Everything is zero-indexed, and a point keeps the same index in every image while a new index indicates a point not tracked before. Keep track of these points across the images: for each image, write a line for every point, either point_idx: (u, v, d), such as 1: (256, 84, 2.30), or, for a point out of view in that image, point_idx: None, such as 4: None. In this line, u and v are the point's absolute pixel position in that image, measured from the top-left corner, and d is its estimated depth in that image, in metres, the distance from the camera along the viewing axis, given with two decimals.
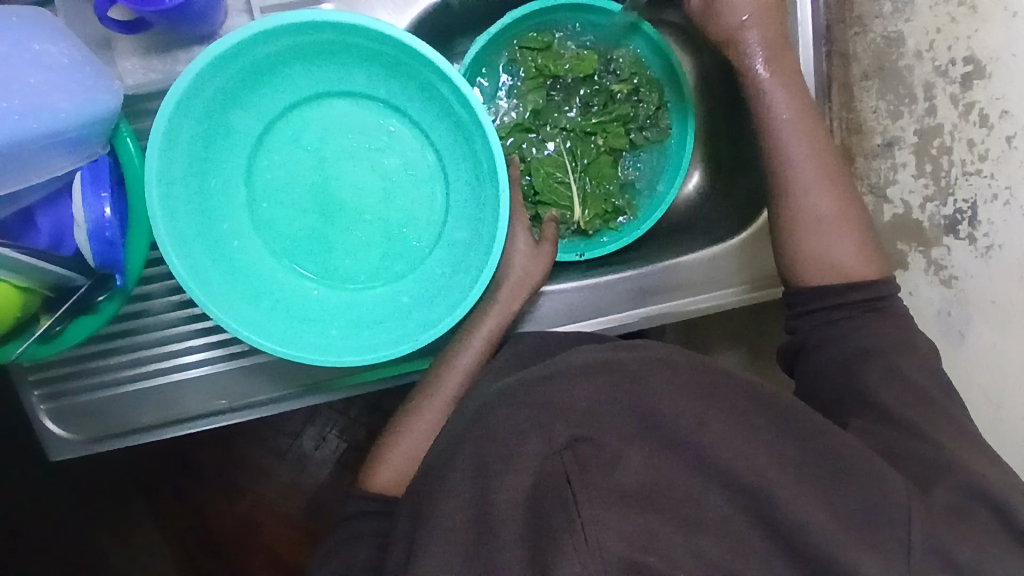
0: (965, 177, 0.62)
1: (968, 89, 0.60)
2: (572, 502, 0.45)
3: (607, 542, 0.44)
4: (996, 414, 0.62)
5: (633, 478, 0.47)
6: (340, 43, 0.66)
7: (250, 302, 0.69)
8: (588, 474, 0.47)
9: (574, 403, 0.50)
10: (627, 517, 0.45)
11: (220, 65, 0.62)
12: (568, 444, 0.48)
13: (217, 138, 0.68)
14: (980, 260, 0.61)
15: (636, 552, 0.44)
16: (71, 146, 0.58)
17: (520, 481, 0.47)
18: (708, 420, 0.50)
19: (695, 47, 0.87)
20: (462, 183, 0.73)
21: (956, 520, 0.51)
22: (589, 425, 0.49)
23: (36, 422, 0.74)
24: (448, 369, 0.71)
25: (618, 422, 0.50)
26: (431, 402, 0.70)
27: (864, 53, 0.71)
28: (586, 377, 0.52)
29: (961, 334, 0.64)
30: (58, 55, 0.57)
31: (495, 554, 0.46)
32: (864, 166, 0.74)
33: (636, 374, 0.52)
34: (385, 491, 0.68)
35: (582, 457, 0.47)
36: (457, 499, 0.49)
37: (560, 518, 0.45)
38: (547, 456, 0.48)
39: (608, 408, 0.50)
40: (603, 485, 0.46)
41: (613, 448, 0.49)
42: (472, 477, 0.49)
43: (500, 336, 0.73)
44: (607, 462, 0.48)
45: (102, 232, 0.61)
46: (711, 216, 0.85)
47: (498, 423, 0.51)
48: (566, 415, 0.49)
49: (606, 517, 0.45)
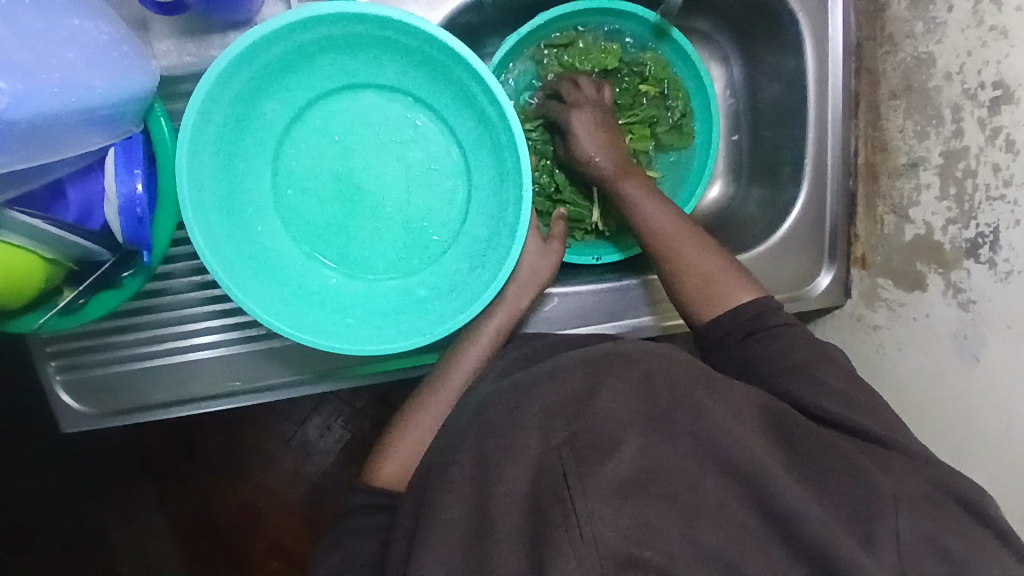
0: (988, 202, 0.62)
1: (996, 114, 0.60)
2: (566, 497, 0.46)
3: (605, 536, 0.44)
4: (1005, 438, 0.61)
5: (628, 467, 0.48)
6: (374, 35, 0.67)
7: (271, 286, 0.69)
8: (585, 467, 0.47)
9: (575, 391, 0.52)
10: (622, 512, 0.45)
11: (255, 51, 0.63)
12: (565, 441, 0.49)
13: (247, 123, 0.68)
14: (1000, 285, 0.61)
15: (633, 546, 0.44)
16: (104, 122, 0.59)
17: (520, 473, 0.49)
18: (706, 408, 0.52)
19: (724, 59, 0.88)
20: (485, 180, 0.74)
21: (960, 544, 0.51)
22: (587, 416, 0.50)
23: (51, 394, 0.75)
24: (458, 358, 0.72)
25: (617, 410, 0.50)
26: (437, 393, 0.70)
27: (893, 72, 0.72)
28: (589, 365, 0.54)
29: (975, 357, 0.63)
30: (95, 32, 0.58)
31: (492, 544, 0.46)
32: (886, 185, 0.74)
33: (639, 360, 0.54)
34: (390, 485, 0.66)
35: (579, 449, 0.48)
36: (459, 489, 0.50)
37: (557, 512, 0.46)
38: (544, 450, 0.49)
39: (609, 394, 0.51)
40: (600, 478, 0.47)
41: (611, 435, 0.49)
42: (479, 466, 0.50)
43: (507, 333, 0.74)
44: (604, 452, 0.48)
45: (132, 208, 0.62)
46: (728, 226, 0.86)
47: (512, 417, 0.52)
48: (568, 410, 0.51)
49: (602, 512, 0.45)
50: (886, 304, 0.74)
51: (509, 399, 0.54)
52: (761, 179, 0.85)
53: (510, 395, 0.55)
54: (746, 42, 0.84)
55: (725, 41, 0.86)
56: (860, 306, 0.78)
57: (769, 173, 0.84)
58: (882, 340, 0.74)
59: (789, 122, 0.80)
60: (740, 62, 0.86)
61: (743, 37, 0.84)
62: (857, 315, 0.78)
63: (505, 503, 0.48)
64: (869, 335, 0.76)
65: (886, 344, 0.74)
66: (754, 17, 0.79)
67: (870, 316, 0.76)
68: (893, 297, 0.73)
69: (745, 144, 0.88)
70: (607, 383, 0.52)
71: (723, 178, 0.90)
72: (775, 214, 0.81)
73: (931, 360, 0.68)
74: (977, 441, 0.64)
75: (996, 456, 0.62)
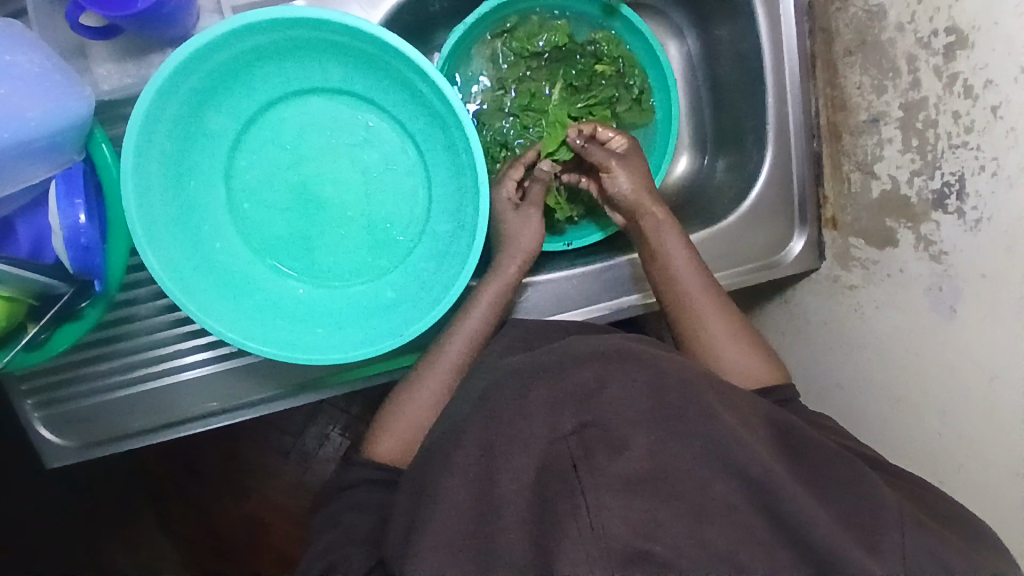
0: (951, 150, 0.60)
1: (951, 60, 0.59)
2: (577, 490, 0.46)
3: (610, 528, 0.44)
4: (989, 389, 0.60)
5: (638, 463, 0.47)
6: (312, 39, 0.66)
7: (235, 302, 0.69)
8: (594, 460, 0.47)
9: (586, 384, 0.51)
10: (631, 504, 0.45)
11: (191, 66, 0.62)
12: (575, 430, 0.49)
13: (193, 140, 0.67)
14: (970, 234, 0.60)
15: (641, 540, 0.44)
16: (44, 153, 0.58)
17: (525, 463, 0.48)
18: (717, 413, 0.50)
19: (678, 31, 0.86)
20: (443, 175, 0.73)
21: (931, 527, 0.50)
22: (595, 409, 0.50)
23: (30, 431, 0.74)
24: (452, 339, 0.71)
25: (626, 406, 0.50)
26: (434, 370, 0.70)
27: (846, 29, 0.70)
28: (597, 361, 0.53)
29: (952, 310, 0.62)
30: (27, 65, 0.56)
31: None
32: (850, 143, 0.72)
33: (651, 362, 0.53)
34: (392, 462, 0.67)
35: (588, 442, 0.48)
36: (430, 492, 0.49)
37: (565, 504, 0.46)
38: (552, 440, 0.49)
39: (618, 391, 0.50)
40: (609, 471, 0.46)
41: (619, 432, 0.48)
42: None
43: (491, 328, 0.72)
44: (613, 448, 0.48)
45: (77, 238, 0.61)
46: (697, 199, 0.85)
47: (512, 409, 0.52)
48: (578, 401, 0.50)
49: (610, 503, 0.45)
50: (860, 263, 0.73)
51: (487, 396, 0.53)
52: (727, 149, 0.83)
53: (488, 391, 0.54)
54: (697, 11, 0.82)
55: (676, 13, 0.85)
56: (835, 267, 0.76)
57: (735, 142, 0.82)
58: (859, 300, 0.73)
59: (748, 88, 0.79)
60: (694, 32, 0.85)
61: (694, 7, 0.82)
62: (832, 277, 0.77)
63: None
64: (846, 296, 0.75)
65: (863, 304, 0.72)
66: None
67: (845, 276, 0.75)
68: (867, 256, 0.72)
69: (707, 115, 0.87)
70: (615, 379, 0.51)
71: (688, 150, 0.88)
72: (743, 182, 0.80)
73: (908, 316, 0.67)
74: (961, 395, 0.62)
75: (984, 409, 0.60)
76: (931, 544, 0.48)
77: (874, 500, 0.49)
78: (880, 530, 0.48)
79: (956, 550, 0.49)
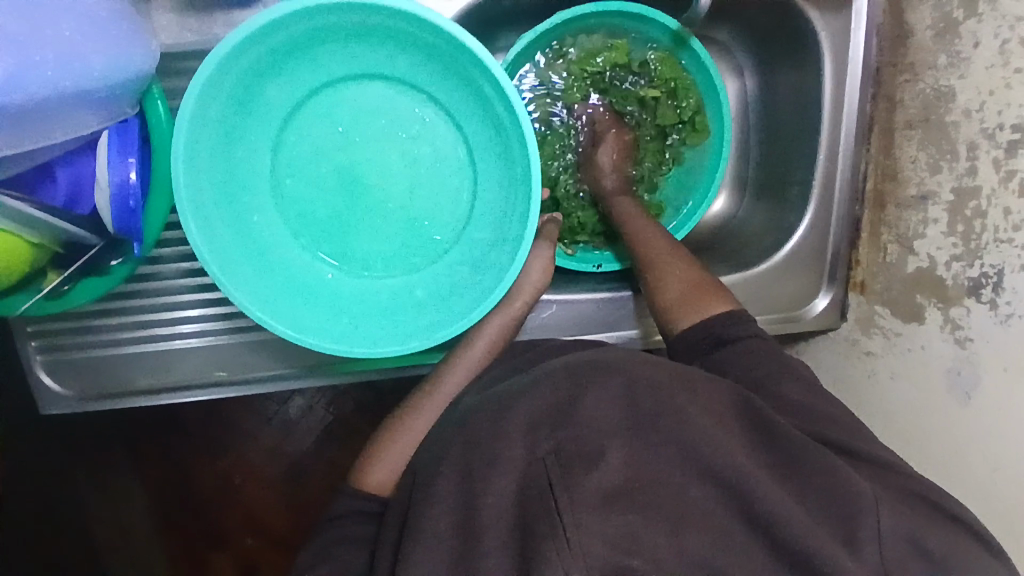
0: (995, 243, 0.62)
1: (1012, 156, 0.60)
2: (554, 508, 0.44)
3: (591, 547, 0.42)
4: (992, 478, 0.62)
5: (614, 478, 0.45)
6: (386, 26, 0.64)
7: (264, 279, 0.67)
8: (571, 474, 0.45)
9: (558, 399, 0.49)
10: (609, 520, 0.43)
11: (261, 35, 0.59)
12: (551, 451, 0.46)
13: (247, 108, 0.65)
14: (999, 326, 0.61)
15: (618, 555, 0.42)
16: (98, 103, 0.56)
17: (509, 484, 0.47)
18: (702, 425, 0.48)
19: (739, 71, 0.86)
20: (491, 182, 0.72)
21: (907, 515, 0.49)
22: (571, 424, 0.47)
23: (31, 374, 0.72)
24: (462, 355, 0.71)
25: (601, 416, 0.47)
26: (431, 401, 0.69)
27: (912, 102, 0.71)
28: (570, 376, 0.50)
29: (967, 396, 0.64)
30: (90, 6, 0.54)
31: (479, 558, 0.44)
32: (893, 214, 0.74)
33: (624, 368, 0.50)
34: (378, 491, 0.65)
35: (565, 459, 0.46)
36: (449, 499, 0.48)
37: (544, 523, 0.43)
38: (530, 460, 0.47)
39: (589, 403, 0.48)
40: (586, 486, 0.44)
41: (595, 442, 0.46)
42: (465, 476, 0.49)
43: (506, 337, 0.73)
44: (589, 461, 0.45)
45: (125, 199, 0.60)
46: (730, 241, 0.86)
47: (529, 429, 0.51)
48: (552, 420, 0.48)
49: (590, 522, 0.42)
50: (881, 331, 0.74)
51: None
52: (767, 197, 0.84)
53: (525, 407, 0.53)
54: (762, 54, 0.82)
55: (741, 53, 0.85)
56: (855, 330, 0.78)
57: (776, 191, 0.83)
58: (875, 366, 0.75)
59: (800, 140, 0.79)
60: (755, 76, 0.85)
61: (761, 51, 0.82)
62: (851, 339, 0.78)
63: (491, 517, 0.46)
64: (861, 360, 0.76)
65: (879, 371, 0.74)
66: (776, 32, 0.78)
67: (864, 341, 0.76)
68: (890, 325, 0.73)
69: (753, 159, 0.87)
70: (590, 392, 0.49)
71: (728, 191, 0.89)
72: (778, 232, 0.81)
73: (921, 393, 0.69)
74: (963, 478, 0.64)
75: (984, 497, 0.62)
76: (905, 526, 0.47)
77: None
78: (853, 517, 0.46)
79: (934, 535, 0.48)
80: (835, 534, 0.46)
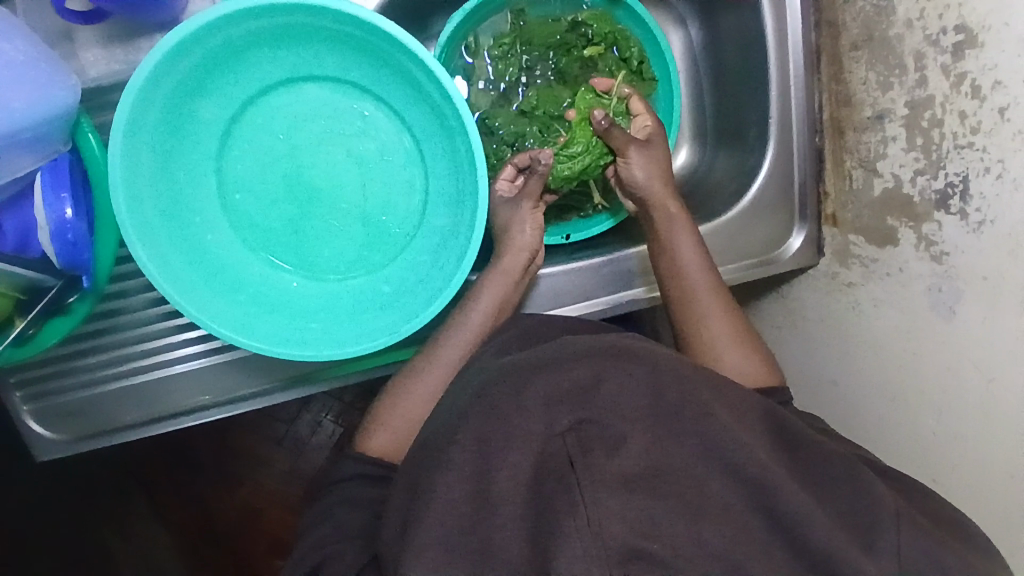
0: (956, 150, 0.59)
1: (960, 59, 0.58)
2: (574, 486, 0.43)
3: (609, 527, 0.41)
4: (986, 391, 0.59)
5: (635, 462, 0.44)
6: (304, 25, 0.64)
7: (226, 295, 0.67)
8: (591, 456, 0.44)
9: (580, 380, 0.48)
10: (628, 503, 0.42)
11: (179, 54, 0.59)
12: (571, 427, 0.46)
13: (183, 128, 0.66)
14: (972, 236, 0.59)
15: (638, 538, 0.41)
16: (30, 145, 0.56)
17: (524, 458, 0.46)
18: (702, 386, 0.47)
19: (682, 21, 0.86)
20: (440, 167, 0.71)
21: (923, 523, 0.50)
22: (592, 406, 0.46)
23: (20, 423, 0.72)
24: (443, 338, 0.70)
25: (623, 402, 0.47)
26: (413, 379, 0.68)
27: (853, 23, 0.69)
28: (592, 358, 0.50)
29: (951, 310, 0.62)
30: (12, 52, 0.55)
31: (496, 533, 0.44)
32: (853, 140, 0.72)
33: (646, 357, 0.51)
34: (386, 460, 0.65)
35: (585, 440, 0.45)
36: (436, 488, 0.47)
37: (563, 501, 0.43)
38: (548, 438, 0.46)
39: (614, 386, 0.48)
40: (607, 469, 0.43)
41: (618, 428, 0.46)
42: (454, 461, 0.47)
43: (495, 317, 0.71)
44: (609, 445, 0.45)
45: (63, 233, 0.59)
46: (699, 193, 0.84)
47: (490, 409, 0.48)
48: (574, 397, 0.47)
49: (608, 500, 0.42)
50: (859, 261, 0.72)
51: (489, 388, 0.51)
52: (728, 142, 0.83)
53: (498, 381, 0.52)
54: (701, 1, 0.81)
55: (680, 3, 0.84)
56: (834, 264, 0.76)
57: (736, 136, 0.82)
58: (858, 297, 0.72)
59: (751, 80, 0.78)
60: (698, 23, 0.84)
61: None
62: (831, 274, 0.76)
63: (510, 491, 0.45)
64: (844, 293, 0.74)
65: (862, 301, 0.72)
66: None
67: (844, 274, 0.74)
68: (866, 254, 0.71)
69: (708, 108, 0.86)
70: (610, 376, 0.48)
71: (689, 142, 0.88)
72: (744, 176, 0.80)
73: (906, 314, 0.66)
74: (958, 395, 0.62)
75: (982, 412, 0.60)
76: (927, 545, 0.47)
77: (866, 496, 0.48)
78: (874, 522, 0.47)
79: (950, 547, 0.49)
80: (853, 535, 0.46)
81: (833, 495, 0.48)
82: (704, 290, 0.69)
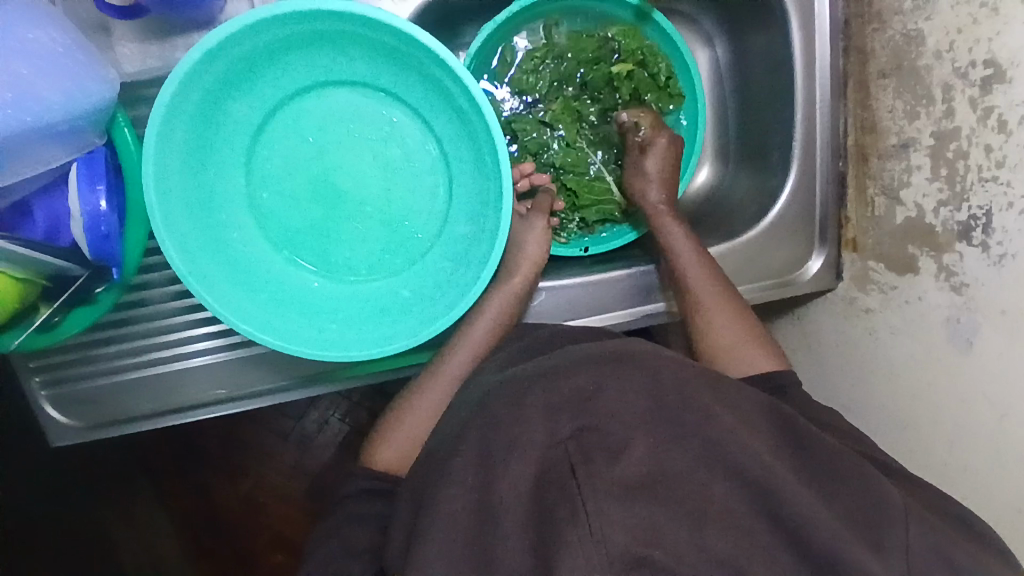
0: (980, 183, 0.60)
1: (988, 93, 0.58)
2: (575, 494, 0.43)
3: (611, 535, 0.42)
4: (999, 425, 0.60)
5: (637, 468, 0.45)
6: (339, 31, 0.64)
7: (248, 293, 0.68)
8: (593, 466, 0.45)
9: (581, 387, 0.48)
10: (630, 509, 0.43)
11: (216, 54, 0.60)
12: (572, 436, 0.46)
13: (215, 127, 0.67)
14: (993, 269, 0.59)
15: (641, 546, 0.42)
16: (65, 135, 0.57)
17: (526, 469, 0.46)
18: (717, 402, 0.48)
19: (709, 41, 0.86)
20: (465, 174, 0.72)
21: (931, 520, 0.50)
22: (593, 413, 0.47)
23: (37, 408, 0.73)
24: (460, 344, 0.71)
25: (624, 408, 0.47)
26: (432, 383, 0.69)
27: (882, 51, 0.69)
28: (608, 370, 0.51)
29: (968, 343, 0.62)
30: (50, 43, 0.56)
31: (501, 541, 0.45)
32: (877, 166, 0.72)
33: (646, 361, 0.51)
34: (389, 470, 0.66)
35: (586, 448, 0.45)
36: (450, 497, 0.47)
37: (564, 510, 0.44)
38: (550, 445, 0.46)
39: (613, 393, 0.48)
40: (608, 476, 0.44)
41: (619, 433, 0.46)
42: (472, 472, 0.48)
43: (507, 324, 0.72)
44: (611, 452, 0.45)
45: (97, 225, 0.61)
46: (720, 211, 0.85)
47: (512, 417, 0.49)
48: (573, 405, 0.47)
49: (611, 510, 0.43)
50: (877, 287, 0.73)
51: (508, 393, 0.51)
52: (751, 163, 0.84)
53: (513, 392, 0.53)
54: (730, 21, 0.82)
55: (708, 22, 0.85)
56: (852, 289, 0.76)
57: (758, 156, 0.82)
58: (875, 324, 0.73)
59: (777, 102, 0.78)
60: (725, 43, 0.85)
61: (728, 17, 0.82)
62: (848, 298, 0.77)
63: (511, 499, 0.45)
64: (860, 318, 0.75)
65: (879, 328, 0.72)
66: None
67: (862, 299, 0.74)
68: (885, 281, 0.71)
69: (732, 127, 0.87)
70: (615, 383, 0.48)
71: (711, 161, 0.89)
72: (765, 197, 0.80)
73: (922, 345, 0.67)
74: (971, 425, 0.62)
75: (993, 441, 0.60)
76: (938, 551, 0.48)
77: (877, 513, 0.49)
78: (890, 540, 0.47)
79: (963, 555, 0.49)
80: (864, 537, 0.46)
81: (846, 503, 0.48)
82: (724, 314, 0.69)
